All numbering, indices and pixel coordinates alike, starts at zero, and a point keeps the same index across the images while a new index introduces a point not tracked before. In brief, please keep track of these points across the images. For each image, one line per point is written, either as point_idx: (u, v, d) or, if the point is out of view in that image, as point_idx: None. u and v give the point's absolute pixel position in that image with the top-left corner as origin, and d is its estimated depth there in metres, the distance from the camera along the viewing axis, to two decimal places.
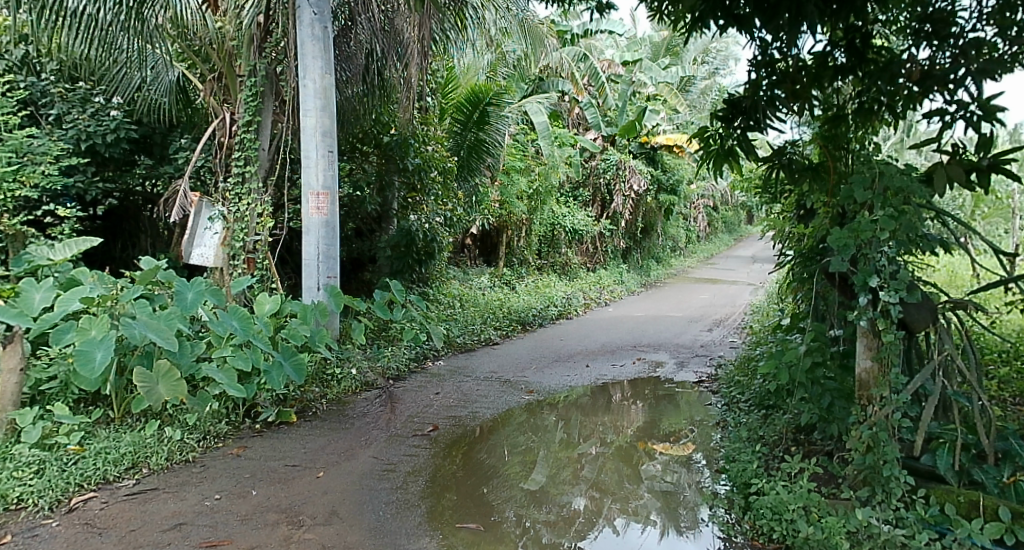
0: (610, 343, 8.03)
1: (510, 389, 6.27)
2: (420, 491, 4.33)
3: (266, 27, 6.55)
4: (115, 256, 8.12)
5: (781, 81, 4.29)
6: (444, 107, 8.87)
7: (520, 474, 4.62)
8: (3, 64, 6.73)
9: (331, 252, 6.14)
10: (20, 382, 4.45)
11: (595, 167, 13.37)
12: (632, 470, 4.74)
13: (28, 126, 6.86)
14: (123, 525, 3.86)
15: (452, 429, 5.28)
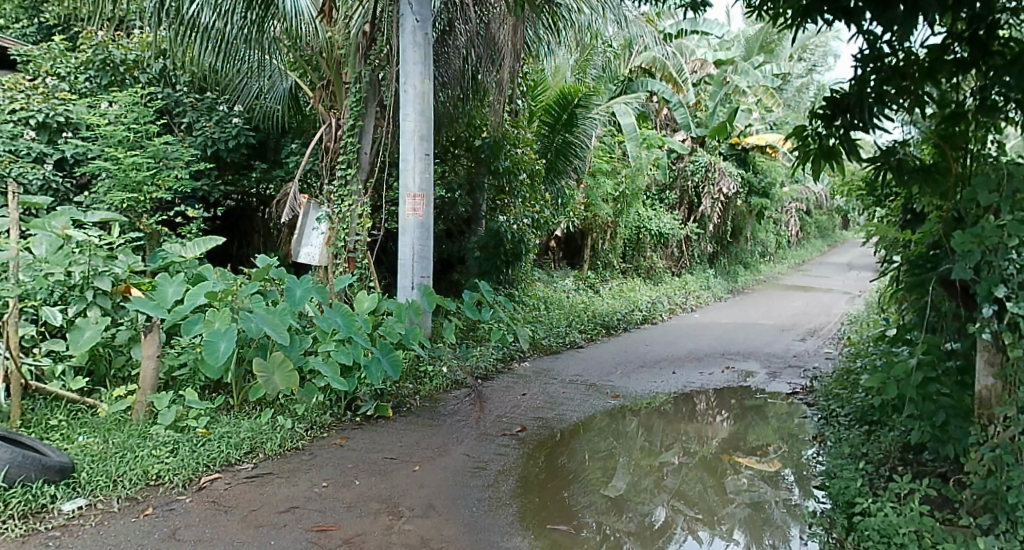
0: (697, 350, 8.06)
1: (596, 392, 6.40)
2: (510, 490, 4.53)
3: (371, 36, 6.82)
4: (233, 254, 8.73)
5: (891, 77, 4.20)
6: (533, 109, 9.10)
7: (600, 480, 4.75)
8: (143, 78, 7.53)
9: (425, 253, 6.42)
10: (156, 367, 4.87)
11: (683, 168, 13.28)
12: (715, 481, 4.81)
13: (165, 133, 7.69)
14: (245, 505, 4.16)
15: (541, 431, 5.46)
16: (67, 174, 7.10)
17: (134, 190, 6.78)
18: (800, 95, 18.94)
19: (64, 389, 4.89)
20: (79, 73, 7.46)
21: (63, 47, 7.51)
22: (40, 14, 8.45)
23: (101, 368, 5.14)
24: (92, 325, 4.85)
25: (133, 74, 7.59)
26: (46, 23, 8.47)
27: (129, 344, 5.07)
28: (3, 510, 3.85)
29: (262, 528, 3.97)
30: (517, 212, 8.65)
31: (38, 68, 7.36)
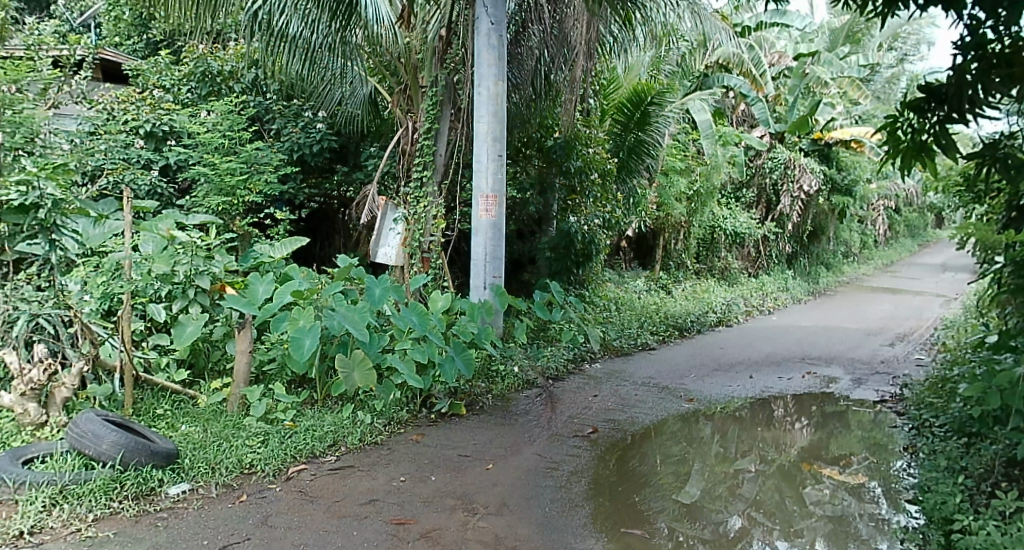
0: (775, 354, 7.95)
1: (668, 395, 6.41)
2: (583, 491, 4.58)
3: (448, 40, 7.01)
4: (315, 254, 9.07)
5: (995, 66, 3.78)
6: (605, 107, 9.12)
7: (673, 485, 4.73)
8: (237, 88, 7.94)
9: (496, 253, 6.53)
10: (249, 361, 5.17)
11: (761, 165, 13.08)
12: (794, 491, 4.74)
13: (255, 140, 8.09)
14: (329, 496, 4.33)
15: (612, 433, 5.50)
16: (170, 180, 7.57)
17: (228, 195, 7.09)
18: (887, 88, 18.27)
19: (168, 381, 5.21)
20: (181, 84, 7.94)
21: (167, 60, 8.01)
22: (148, 30, 8.92)
23: (201, 361, 5.44)
24: (194, 321, 5.16)
25: (228, 84, 8.00)
26: (154, 39, 8.91)
27: (225, 338, 5.41)
28: (119, 491, 4.09)
29: (345, 519, 4.12)
30: (589, 212, 8.69)
31: (146, 81, 7.88)
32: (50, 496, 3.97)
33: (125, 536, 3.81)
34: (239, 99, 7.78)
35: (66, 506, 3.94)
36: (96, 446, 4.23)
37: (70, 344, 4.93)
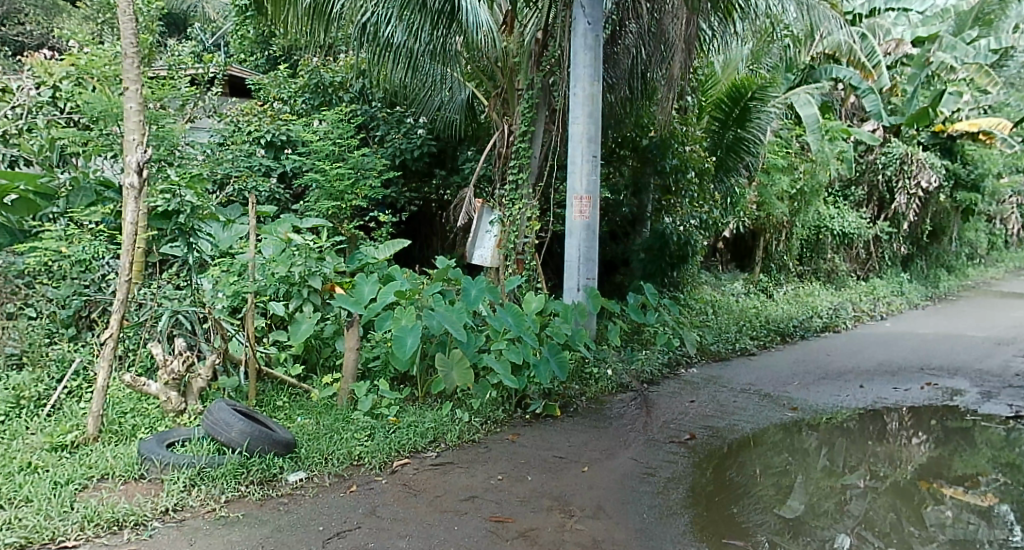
0: (889, 363, 7.67)
1: (771, 403, 6.29)
2: (682, 499, 4.56)
3: (544, 43, 7.07)
4: (415, 256, 9.27)
5: None
6: (703, 104, 9.02)
7: (775, 498, 4.60)
8: (345, 97, 8.34)
9: (590, 255, 6.55)
10: (356, 358, 5.40)
11: (873, 161, 12.55)
12: (912, 511, 4.51)
13: (361, 146, 8.46)
14: (431, 491, 4.47)
15: (710, 441, 5.46)
16: (286, 186, 7.96)
17: (337, 199, 7.43)
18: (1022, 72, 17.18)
19: (285, 374, 5.54)
20: (297, 96, 8.45)
21: (286, 74, 8.58)
22: (269, 46, 9.33)
23: (313, 356, 5.74)
24: (308, 319, 5.44)
25: (338, 94, 8.42)
26: (273, 54, 9.32)
27: (335, 336, 5.69)
28: (247, 476, 4.36)
29: (446, 514, 4.25)
30: (685, 212, 8.72)
31: (268, 94, 8.49)
32: (190, 478, 4.26)
33: (252, 518, 4.05)
34: (347, 107, 8.12)
35: (203, 487, 4.22)
36: (226, 433, 4.51)
37: (204, 338, 5.46)
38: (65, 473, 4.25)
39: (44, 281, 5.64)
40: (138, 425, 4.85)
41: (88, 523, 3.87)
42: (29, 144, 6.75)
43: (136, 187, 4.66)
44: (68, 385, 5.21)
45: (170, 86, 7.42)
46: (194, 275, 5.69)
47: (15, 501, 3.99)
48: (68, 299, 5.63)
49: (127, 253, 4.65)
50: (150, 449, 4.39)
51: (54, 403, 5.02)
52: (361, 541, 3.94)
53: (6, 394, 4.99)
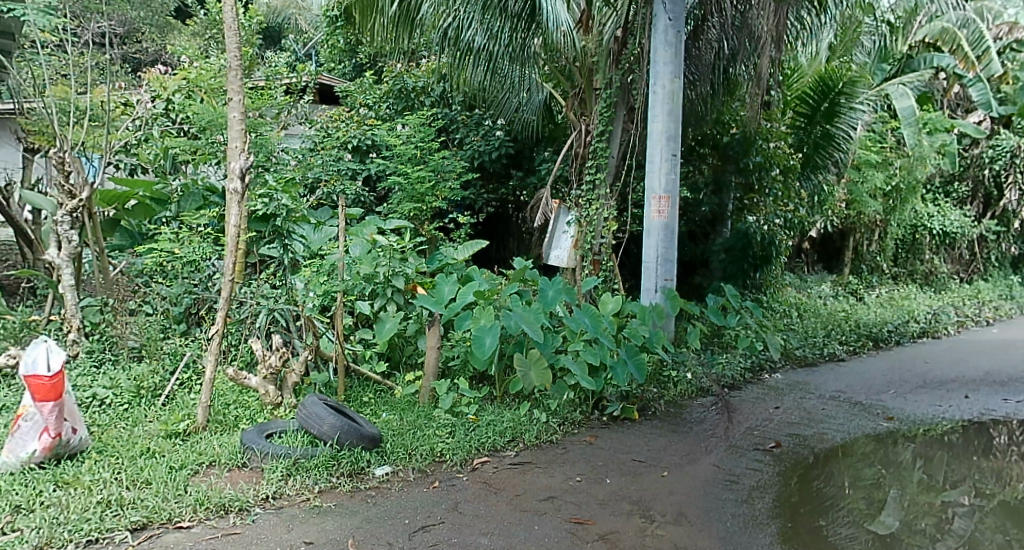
0: (999, 373, 7.31)
1: (864, 412, 6.10)
2: (767, 509, 4.47)
3: (623, 40, 6.98)
4: (491, 256, 9.38)
5: None
6: (788, 99, 8.82)
7: (866, 512, 4.44)
8: (427, 101, 8.50)
9: (668, 256, 6.49)
10: (437, 356, 5.53)
11: (980, 155, 12.09)
12: (1019, 533, 4.28)
13: (442, 149, 8.63)
14: (511, 490, 4.52)
15: (797, 449, 5.33)
16: (370, 188, 8.19)
17: (417, 201, 7.59)
18: None
19: (370, 371, 5.70)
20: (382, 102, 8.68)
21: (371, 80, 8.81)
22: (356, 54, 9.59)
23: (396, 354, 5.88)
24: (392, 318, 5.57)
25: (420, 98, 8.59)
26: (359, 61, 9.59)
27: (417, 335, 5.77)
28: (337, 468, 4.50)
29: (526, 513, 4.29)
30: (768, 212, 8.56)
31: (354, 101, 8.76)
32: (286, 467, 4.42)
33: (343, 508, 4.18)
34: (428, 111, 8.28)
35: (299, 477, 4.37)
36: (318, 426, 4.67)
37: (299, 335, 5.52)
38: (179, 458, 4.46)
39: (160, 281, 6.05)
40: (240, 417, 5.05)
41: (199, 506, 4.05)
42: (145, 153, 7.28)
43: (240, 194, 4.79)
44: (180, 377, 5.46)
45: (268, 96, 7.85)
46: (288, 275, 5.95)
47: (136, 483, 4.20)
48: (179, 297, 5.94)
49: (231, 254, 4.85)
50: (250, 441, 4.58)
51: (168, 393, 5.26)
52: (445, 536, 4.01)
53: (127, 385, 5.27)
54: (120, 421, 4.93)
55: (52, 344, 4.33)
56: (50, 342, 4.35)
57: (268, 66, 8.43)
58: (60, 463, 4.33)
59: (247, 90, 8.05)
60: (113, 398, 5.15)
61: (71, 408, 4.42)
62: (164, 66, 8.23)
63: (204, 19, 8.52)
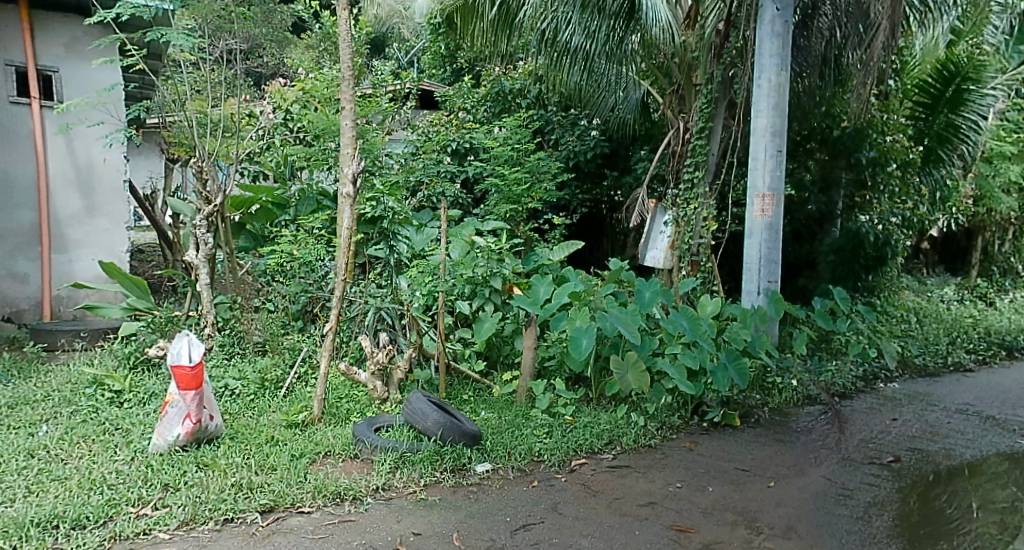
0: None
1: (996, 428, 5.77)
2: (886, 527, 4.29)
3: (726, 34, 6.83)
4: (585, 256, 9.37)
5: None
6: (906, 87, 8.37)
7: (996, 536, 4.19)
8: (523, 103, 8.57)
9: (772, 256, 6.33)
10: (534, 356, 5.57)
11: None
12: None
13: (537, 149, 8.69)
14: (610, 493, 4.51)
15: (918, 465, 5.09)
16: (467, 191, 8.34)
17: (514, 202, 7.65)
18: None
19: (469, 369, 5.81)
20: (480, 105, 8.83)
21: (469, 85, 9.02)
22: (455, 60, 9.75)
23: (494, 353, 5.97)
24: (491, 318, 5.66)
25: (517, 101, 8.68)
26: (458, 67, 9.76)
27: (514, 335, 5.88)
28: (440, 462, 4.59)
29: (626, 517, 4.27)
30: (883, 209, 8.31)
31: (453, 105, 8.95)
32: (394, 460, 4.55)
33: (447, 503, 4.27)
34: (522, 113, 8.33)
35: (405, 470, 4.50)
36: (422, 421, 4.79)
37: (403, 332, 5.76)
38: (299, 447, 4.66)
39: (280, 281, 6.36)
40: (352, 410, 5.24)
41: (318, 493, 4.21)
42: (267, 162, 7.67)
43: (352, 197, 4.95)
44: (298, 371, 5.70)
45: (374, 103, 8.10)
46: (395, 274, 6.13)
47: (263, 468, 4.41)
48: (296, 295, 6.20)
49: (344, 255, 5.04)
50: (360, 433, 4.74)
51: (288, 386, 5.50)
52: (546, 535, 4.05)
53: (253, 376, 5.54)
54: (248, 410, 5.19)
55: (194, 337, 4.59)
56: (191, 334, 4.62)
57: (375, 75, 8.71)
58: (199, 447, 4.59)
59: (357, 98, 8.32)
60: (240, 389, 5.41)
61: (209, 396, 4.66)
62: (282, 78, 8.29)
63: (321, 33, 9.10)
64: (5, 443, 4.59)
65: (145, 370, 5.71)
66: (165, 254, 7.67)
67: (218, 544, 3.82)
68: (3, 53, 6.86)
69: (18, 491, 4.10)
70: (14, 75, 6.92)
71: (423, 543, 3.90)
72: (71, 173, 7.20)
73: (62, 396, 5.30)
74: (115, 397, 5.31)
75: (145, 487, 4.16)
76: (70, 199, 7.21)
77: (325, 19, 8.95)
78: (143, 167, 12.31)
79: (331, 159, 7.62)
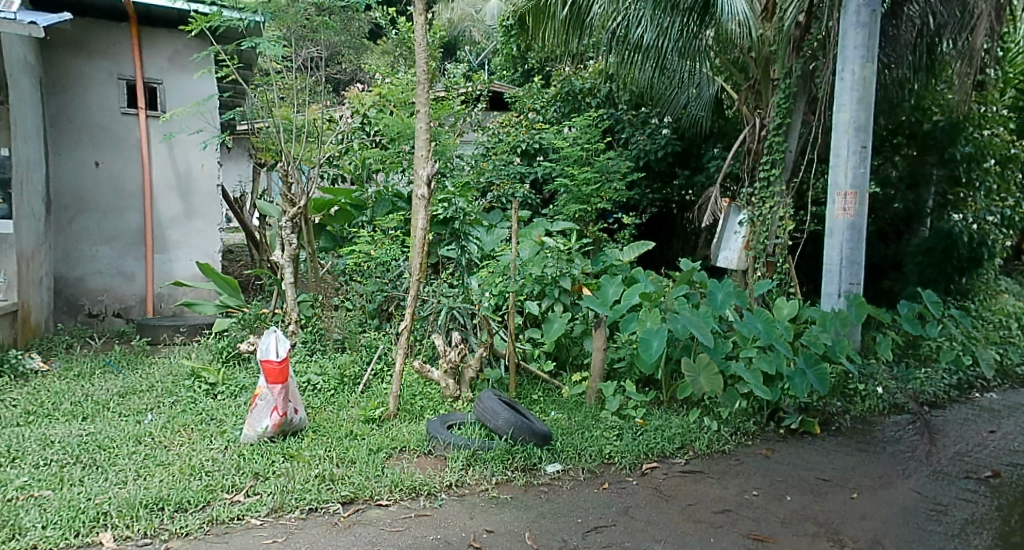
0: None
1: None
2: (982, 545, 4.12)
3: (807, 26, 6.57)
4: (655, 257, 9.23)
5: None
6: (1008, 76, 7.93)
7: None
8: (593, 102, 8.56)
9: (854, 257, 6.14)
10: (603, 358, 5.55)
11: None
12: None
13: (607, 149, 8.68)
14: (683, 498, 4.46)
15: (1018, 481, 4.87)
16: (537, 191, 8.35)
17: (584, 202, 7.63)
18: None
19: (539, 370, 5.84)
20: (549, 105, 8.86)
21: (539, 85, 9.05)
22: (526, 61, 9.79)
23: (563, 354, 5.98)
24: (560, 318, 5.67)
25: (587, 100, 8.66)
26: (529, 67, 9.80)
27: (583, 336, 5.84)
28: (511, 462, 4.62)
29: (700, 524, 4.21)
30: (979, 208, 7.79)
31: (523, 105, 8.99)
32: (467, 458, 4.60)
33: (519, 501, 4.29)
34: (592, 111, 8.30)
35: (477, 467, 4.54)
36: (493, 420, 4.83)
37: (474, 332, 5.85)
38: (376, 442, 4.76)
39: (357, 280, 6.52)
40: (425, 407, 5.32)
41: (395, 487, 4.29)
42: (347, 164, 7.80)
43: (427, 198, 5.01)
44: (375, 367, 5.82)
45: (447, 105, 8.19)
46: (465, 275, 6.22)
47: (343, 461, 4.53)
48: (373, 294, 6.37)
49: (418, 255, 5.13)
50: (434, 430, 4.83)
51: (366, 382, 5.62)
52: (618, 538, 4.03)
53: (333, 372, 5.69)
54: (328, 404, 5.33)
55: (280, 332, 4.79)
56: (279, 331, 4.80)
57: (448, 78, 8.82)
58: (285, 439, 4.73)
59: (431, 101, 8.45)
60: (321, 385, 5.56)
61: (294, 391, 4.83)
62: (359, 85, 8.71)
63: (397, 39, 9.28)
64: (115, 429, 4.83)
65: (236, 363, 5.93)
66: (253, 254, 7.96)
67: (305, 532, 3.93)
68: (114, 67, 7.23)
69: (128, 474, 4.30)
70: (123, 87, 7.29)
71: (496, 541, 3.93)
72: (172, 179, 7.53)
73: (164, 387, 5.56)
74: (211, 389, 5.52)
75: (239, 474, 4.31)
76: (172, 202, 7.54)
77: (400, 25, 9.12)
78: (234, 172, 12.82)
79: (406, 161, 7.75)
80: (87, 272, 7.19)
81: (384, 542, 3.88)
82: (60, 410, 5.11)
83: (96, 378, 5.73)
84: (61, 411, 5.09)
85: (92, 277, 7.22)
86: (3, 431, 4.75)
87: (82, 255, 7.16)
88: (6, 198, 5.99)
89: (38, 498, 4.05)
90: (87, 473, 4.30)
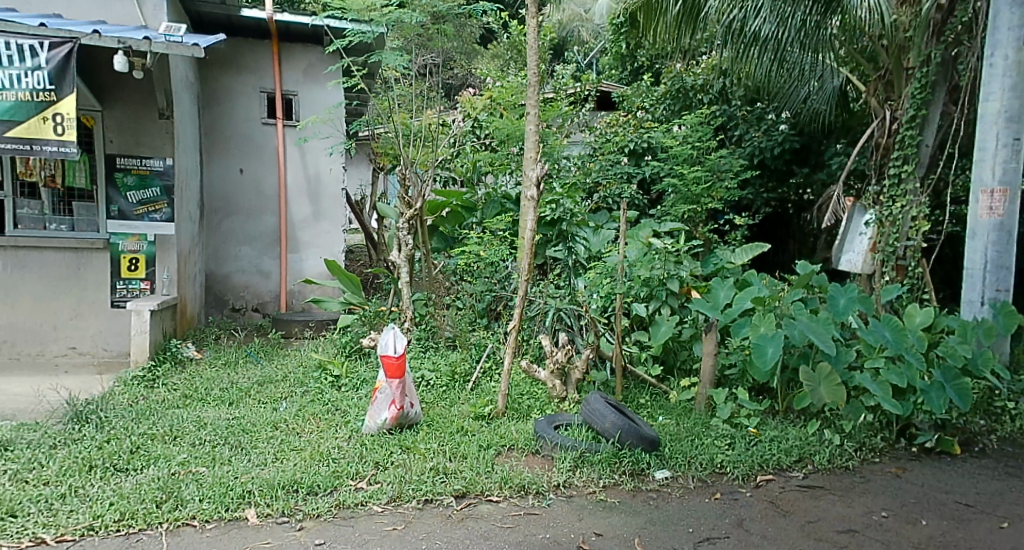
0: None
1: None
2: None
3: (948, 10, 6.13)
4: (769, 260, 8.97)
5: None
6: None
7: None
8: (706, 98, 8.40)
9: (1002, 262, 5.74)
10: (713, 364, 5.43)
11: None
12: None
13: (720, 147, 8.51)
14: (802, 514, 4.31)
15: None
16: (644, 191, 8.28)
17: (693, 202, 7.51)
18: None
19: (647, 374, 5.77)
20: (660, 103, 8.77)
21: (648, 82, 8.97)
22: (635, 58, 9.72)
23: (671, 358, 5.88)
24: (668, 321, 5.58)
25: (699, 96, 8.49)
26: (638, 65, 9.73)
27: (691, 340, 5.73)
28: (619, 466, 4.59)
29: (823, 543, 4.06)
30: None
31: (632, 104, 8.93)
32: (574, 459, 4.60)
33: (627, 507, 4.27)
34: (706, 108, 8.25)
35: (586, 469, 4.54)
36: (601, 422, 4.81)
37: (581, 333, 5.86)
38: (486, 439, 4.84)
39: (467, 279, 6.64)
40: (532, 406, 5.39)
41: (505, 484, 4.35)
42: (458, 166, 7.98)
43: (535, 199, 5.05)
44: (484, 366, 5.93)
45: (557, 106, 8.24)
46: (574, 275, 6.29)
47: (456, 455, 4.62)
48: (483, 294, 6.44)
49: (526, 257, 5.16)
50: (542, 429, 4.87)
51: (476, 380, 5.72)
52: None
53: (445, 368, 5.82)
54: (440, 400, 5.46)
55: (398, 328, 4.93)
56: (397, 327, 4.95)
57: (557, 79, 8.87)
58: (402, 432, 4.88)
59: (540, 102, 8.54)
60: (433, 382, 5.69)
61: (411, 386, 4.97)
62: (473, 90, 8.86)
63: (509, 42, 9.41)
64: (256, 415, 5.11)
65: (356, 358, 6.15)
66: (372, 253, 8.28)
67: (422, 522, 4.03)
68: (258, 80, 7.63)
69: (267, 456, 4.53)
70: (265, 100, 7.67)
71: (605, 545, 3.93)
72: (303, 182, 7.87)
73: (295, 378, 5.84)
74: (336, 381, 5.75)
75: (361, 463, 4.47)
76: (303, 205, 7.89)
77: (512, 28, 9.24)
78: (355, 176, 13.30)
79: (514, 163, 7.84)
80: (232, 271, 7.69)
81: (496, 538, 3.94)
82: (212, 395, 5.45)
83: (237, 367, 6.09)
84: (212, 396, 5.44)
85: (237, 276, 7.71)
86: (167, 411, 5.12)
87: (227, 255, 7.66)
88: (171, 203, 6.41)
89: (196, 473, 4.32)
90: (235, 453, 4.57)
